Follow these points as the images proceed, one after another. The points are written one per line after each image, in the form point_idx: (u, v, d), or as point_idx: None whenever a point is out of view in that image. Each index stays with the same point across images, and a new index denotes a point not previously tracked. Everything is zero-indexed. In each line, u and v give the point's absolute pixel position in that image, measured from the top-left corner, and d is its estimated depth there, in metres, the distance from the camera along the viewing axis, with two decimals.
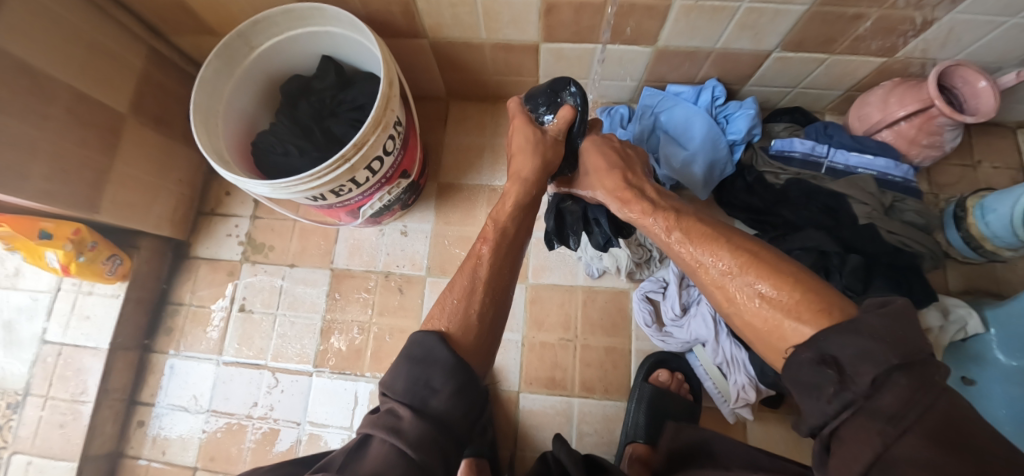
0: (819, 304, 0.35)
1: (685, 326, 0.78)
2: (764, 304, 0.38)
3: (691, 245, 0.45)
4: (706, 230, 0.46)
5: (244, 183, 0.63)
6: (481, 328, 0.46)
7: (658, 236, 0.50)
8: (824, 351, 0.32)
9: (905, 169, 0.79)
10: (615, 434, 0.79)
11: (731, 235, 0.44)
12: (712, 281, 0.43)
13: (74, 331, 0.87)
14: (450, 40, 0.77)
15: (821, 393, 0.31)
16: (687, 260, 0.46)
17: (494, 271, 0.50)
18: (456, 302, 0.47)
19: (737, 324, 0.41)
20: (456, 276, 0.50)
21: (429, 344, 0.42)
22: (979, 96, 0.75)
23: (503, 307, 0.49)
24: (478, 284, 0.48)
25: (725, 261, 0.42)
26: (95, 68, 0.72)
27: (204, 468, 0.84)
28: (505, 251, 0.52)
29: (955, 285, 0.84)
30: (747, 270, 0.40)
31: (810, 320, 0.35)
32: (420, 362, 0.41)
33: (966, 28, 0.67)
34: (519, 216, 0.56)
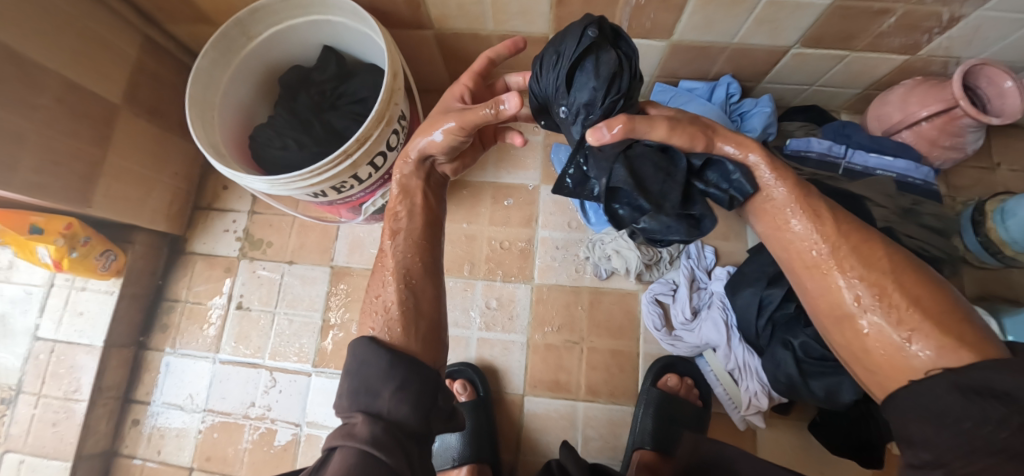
0: (977, 333, 0.34)
1: (696, 330, 0.77)
2: (914, 316, 0.35)
3: (823, 240, 0.42)
4: (843, 224, 0.42)
5: (242, 179, 0.61)
6: (405, 319, 0.44)
7: (775, 221, 0.45)
8: (978, 382, 0.30)
9: (925, 171, 0.77)
10: (621, 439, 0.78)
11: (870, 234, 0.41)
12: (836, 276, 0.40)
13: (67, 327, 0.85)
14: (455, 31, 0.74)
15: (965, 428, 0.30)
16: (807, 252, 0.43)
17: (404, 256, 0.48)
18: (376, 302, 0.45)
19: (850, 328, 0.39)
20: (371, 278, 0.48)
21: (358, 351, 0.41)
22: (1005, 97, 0.72)
23: (423, 286, 0.47)
24: (389, 275, 0.47)
25: (875, 262, 0.39)
26: (88, 56, 0.69)
27: (201, 468, 0.83)
28: (403, 236, 0.50)
29: (971, 291, 0.82)
30: (893, 274, 0.38)
31: (970, 344, 0.33)
32: (356, 368, 0.40)
33: (994, 26, 0.65)
34: (407, 198, 0.53)
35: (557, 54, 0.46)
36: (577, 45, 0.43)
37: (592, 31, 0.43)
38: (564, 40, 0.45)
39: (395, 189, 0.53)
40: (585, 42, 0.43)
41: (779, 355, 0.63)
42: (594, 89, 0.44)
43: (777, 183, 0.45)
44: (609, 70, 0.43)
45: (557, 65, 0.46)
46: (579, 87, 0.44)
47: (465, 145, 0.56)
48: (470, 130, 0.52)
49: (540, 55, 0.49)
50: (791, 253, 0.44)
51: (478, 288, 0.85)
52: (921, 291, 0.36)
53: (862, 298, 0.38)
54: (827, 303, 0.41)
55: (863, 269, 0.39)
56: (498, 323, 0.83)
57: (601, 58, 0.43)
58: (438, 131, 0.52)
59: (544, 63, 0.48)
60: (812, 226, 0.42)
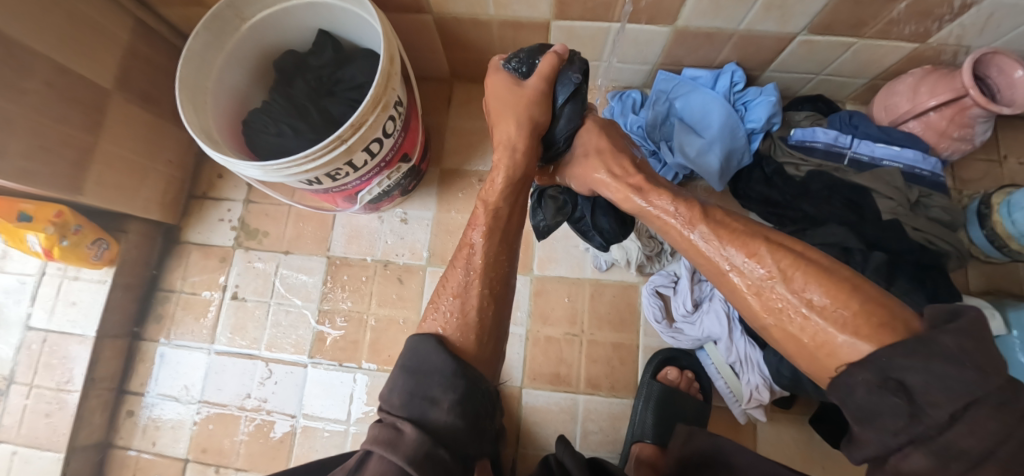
0: (880, 318, 0.31)
1: (697, 322, 0.75)
2: (815, 316, 0.34)
3: (722, 246, 0.40)
4: (737, 228, 0.41)
5: (234, 165, 0.59)
6: (481, 328, 0.44)
7: (675, 236, 0.44)
8: (886, 373, 0.29)
9: (933, 162, 0.76)
10: (621, 432, 0.77)
11: (765, 233, 0.39)
12: (749, 287, 0.38)
13: (60, 317, 0.83)
14: (455, 16, 0.72)
15: (883, 423, 0.29)
16: (715, 262, 0.41)
17: (491, 259, 0.48)
18: (450, 301, 0.45)
19: (775, 336, 0.37)
20: (448, 270, 0.48)
21: (425, 351, 0.41)
22: (1016, 87, 0.70)
23: (503, 298, 0.47)
24: (473, 277, 0.46)
25: (765, 266, 0.37)
26: (77, 39, 0.67)
27: (196, 460, 0.82)
28: (499, 237, 0.49)
29: (976, 285, 0.81)
30: (793, 273, 0.36)
31: (869, 336, 0.31)
32: (420, 369, 0.40)
33: (1007, 14, 0.63)
34: (511, 195, 0.50)
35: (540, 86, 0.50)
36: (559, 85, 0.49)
37: (577, 76, 0.48)
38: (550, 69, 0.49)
39: (503, 181, 0.49)
40: (568, 85, 0.48)
41: None
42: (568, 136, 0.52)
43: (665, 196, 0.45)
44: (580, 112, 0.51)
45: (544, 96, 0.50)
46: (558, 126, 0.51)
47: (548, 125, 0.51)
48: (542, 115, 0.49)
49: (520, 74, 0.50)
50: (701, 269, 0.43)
51: None
52: (816, 290, 0.34)
53: (768, 309, 0.37)
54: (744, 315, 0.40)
55: (757, 278, 0.38)
56: None
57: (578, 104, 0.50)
58: (539, 113, 0.48)
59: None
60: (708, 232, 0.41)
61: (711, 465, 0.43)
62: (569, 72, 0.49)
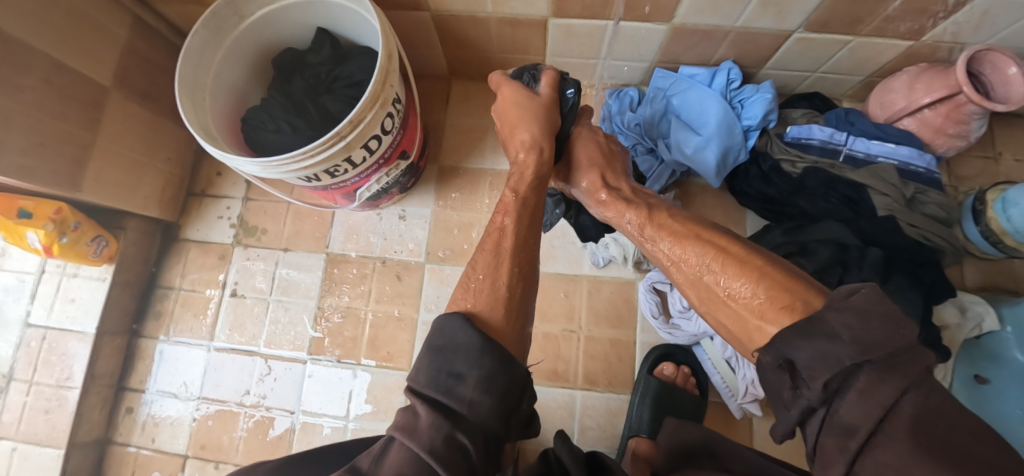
0: (782, 301, 0.33)
1: (694, 318, 0.76)
2: (734, 302, 0.37)
3: (663, 244, 0.45)
4: (677, 228, 0.45)
5: (232, 161, 0.59)
6: (510, 305, 0.42)
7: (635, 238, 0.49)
8: (783, 354, 0.31)
9: (928, 159, 0.76)
10: (618, 428, 0.77)
11: (699, 231, 0.43)
12: (687, 280, 0.42)
13: (59, 314, 0.84)
14: (453, 13, 0.72)
15: (788, 401, 0.31)
16: (661, 260, 0.45)
17: (520, 242, 0.47)
18: (480, 280, 0.43)
19: (715, 325, 0.41)
20: (477, 252, 0.46)
21: (455, 327, 0.38)
22: (1010, 84, 0.71)
23: (532, 281, 0.46)
24: (503, 256, 0.45)
25: (693, 260, 0.41)
26: (75, 36, 0.67)
27: (195, 457, 0.82)
28: (527, 223, 0.48)
29: (972, 282, 0.82)
30: (717, 264, 0.39)
31: (773, 318, 0.33)
32: (449, 348, 0.37)
33: (1002, 11, 0.64)
34: (538, 188, 0.52)
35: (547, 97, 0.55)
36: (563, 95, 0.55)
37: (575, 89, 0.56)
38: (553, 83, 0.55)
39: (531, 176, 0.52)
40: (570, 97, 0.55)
41: None
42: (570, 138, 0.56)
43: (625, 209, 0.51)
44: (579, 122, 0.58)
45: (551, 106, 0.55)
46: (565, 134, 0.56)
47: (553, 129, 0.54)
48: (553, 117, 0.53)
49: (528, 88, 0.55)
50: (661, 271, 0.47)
51: None
52: (734, 278, 0.37)
53: (701, 298, 0.41)
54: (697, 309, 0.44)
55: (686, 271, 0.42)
56: None
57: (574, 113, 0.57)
58: (551, 116, 0.53)
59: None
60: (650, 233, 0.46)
61: (704, 456, 0.44)
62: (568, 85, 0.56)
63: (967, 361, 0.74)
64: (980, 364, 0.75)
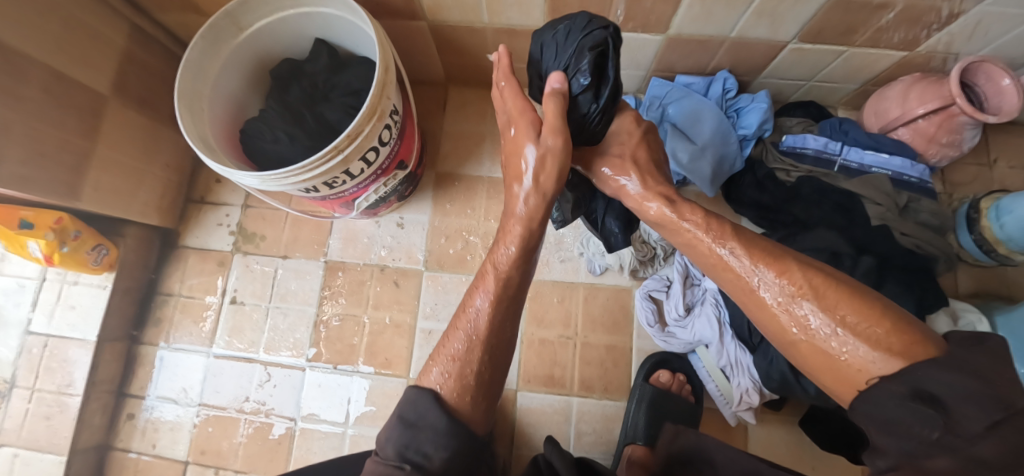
0: (910, 336, 0.32)
1: (689, 326, 0.77)
2: (845, 332, 0.34)
3: (749, 261, 0.41)
4: (767, 248, 0.42)
5: (231, 174, 0.60)
6: (478, 392, 0.42)
7: (703, 252, 0.45)
8: (915, 384, 0.29)
9: (921, 169, 0.77)
10: (614, 434, 0.78)
11: (794, 254, 0.40)
12: (776, 303, 0.38)
13: (59, 321, 0.84)
14: (449, 22, 0.73)
15: (908, 432, 0.29)
16: (742, 278, 0.41)
17: (498, 325, 0.43)
18: (450, 359, 0.42)
19: (801, 352, 0.37)
20: (451, 324, 0.45)
21: (423, 408, 0.39)
22: (1003, 95, 0.72)
23: (503, 366, 0.44)
24: (475, 343, 0.42)
25: (794, 283, 0.38)
26: (74, 45, 0.68)
27: (195, 462, 0.83)
28: (506, 305, 0.44)
29: (965, 288, 0.83)
30: (823, 292, 0.36)
31: (901, 353, 0.31)
32: (418, 423, 0.39)
33: (995, 22, 0.64)
34: (524, 264, 0.46)
35: (553, 61, 0.50)
36: (568, 62, 0.48)
37: (586, 56, 0.46)
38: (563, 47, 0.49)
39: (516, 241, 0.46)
40: (574, 66, 0.47)
41: (772, 353, 0.65)
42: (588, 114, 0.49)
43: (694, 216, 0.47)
44: (591, 97, 0.48)
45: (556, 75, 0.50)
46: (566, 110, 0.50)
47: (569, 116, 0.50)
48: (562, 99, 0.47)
49: (541, 49, 0.51)
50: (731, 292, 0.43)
51: None
52: (846, 307, 0.35)
53: (798, 325, 0.37)
54: (772, 334, 0.40)
55: (783, 292, 0.38)
56: None
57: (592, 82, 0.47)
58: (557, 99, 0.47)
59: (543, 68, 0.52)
60: (735, 250, 0.42)
61: (695, 463, 0.44)
62: (580, 48, 0.47)
63: None
64: None
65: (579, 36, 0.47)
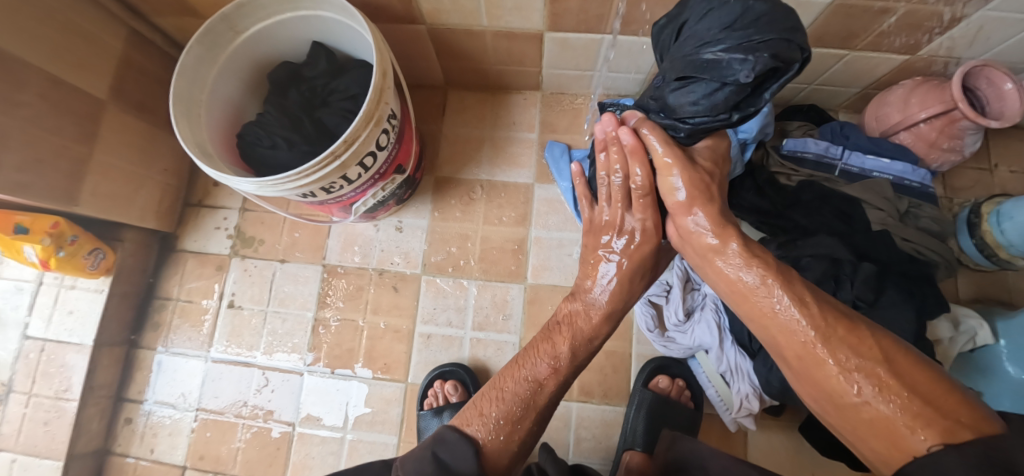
0: (975, 412, 0.33)
1: (689, 332, 0.76)
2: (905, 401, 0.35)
3: (810, 324, 0.43)
4: (833, 313, 0.43)
5: (228, 180, 0.59)
6: (512, 458, 0.47)
7: (763, 309, 0.47)
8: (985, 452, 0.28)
9: (922, 174, 0.77)
10: (614, 439, 0.78)
11: (859, 321, 0.42)
12: (837, 368, 0.40)
13: (57, 326, 0.84)
14: (448, 26, 0.72)
15: None
16: (802, 338, 0.43)
17: (548, 402, 0.50)
18: (501, 419, 0.47)
19: (863, 417, 0.38)
20: (505, 378, 0.51)
21: (461, 454, 0.43)
22: (1005, 99, 0.71)
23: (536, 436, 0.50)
24: (530, 410, 0.49)
25: (858, 351, 0.39)
26: (70, 50, 0.67)
27: (194, 467, 0.83)
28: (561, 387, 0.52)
29: (966, 293, 0.82)
30: (883, 362, 0.38)
31: (968, 425, 0.32)
32: (450, 463, 0.42)
33: (997, 26, 0.63)
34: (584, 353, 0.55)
35: (720, 30, 0.45)
36: (738, 44, 0.44)
37: (764, 54, 0.42)
38: (742, 23, 0.43)
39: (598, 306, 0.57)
40: (741, 56, 0.43)
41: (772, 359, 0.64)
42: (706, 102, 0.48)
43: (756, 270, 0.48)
44: (727, 97, 0.47)
45: (713, 44, 0.45)
46: (691, 89, 0.48)
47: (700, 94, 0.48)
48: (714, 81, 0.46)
49: (718, 6, 0.45)
50: (786, 347, 0.44)
51: (472, 288, 0.86)
52: (912, 379, 0.36)
53: (861, 388, 0.38)
54: (824, 393, 0.41)
55: (855, 355, 0.39)
56: (492, 323, 0.85)
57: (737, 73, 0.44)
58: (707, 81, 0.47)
59: (702, 26, 0.46)
60: (801, 311, 0.44)
61: (685, 468, 0.44)
62: (762, 43, 0.43)
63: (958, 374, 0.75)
64: (974, 378, 0.74)
65: (769, 29, 0.42)
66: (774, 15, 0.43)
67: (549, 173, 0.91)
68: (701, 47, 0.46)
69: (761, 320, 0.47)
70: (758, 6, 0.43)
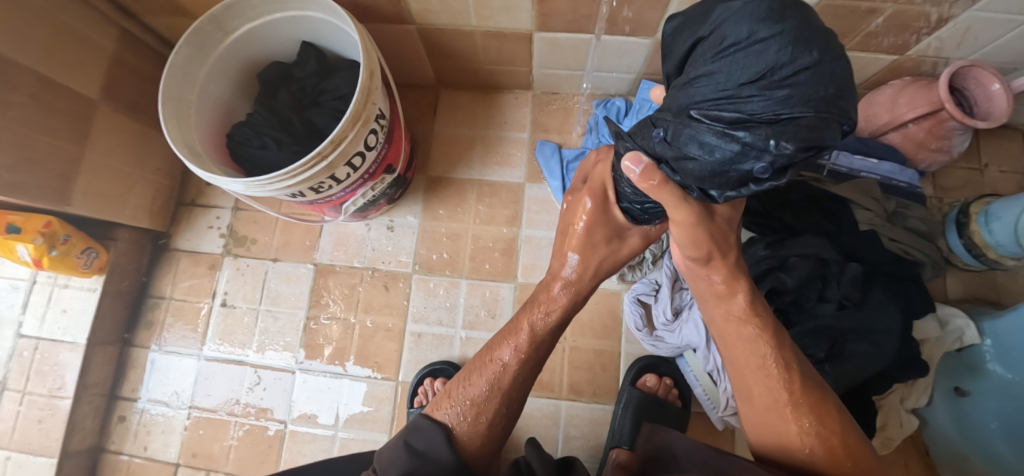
0: None
1: (677, 331, 0.76)
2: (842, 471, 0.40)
3: (789, 386, 0.46)
4: (807, 381, 0.47)
5: (217, 180, 0.60)
6: (487, 438, 0.49)
7: (745, 358, 0.49)
8: None
9: (909, 174, 0.77)
10: (602, 437, 0.79)
11: (825, 396, 0.46)
12: (797, 429, 0.44)
13: (51, 325, 0.84)
14: (438, 26, 0.72)
15: None
16: (777, 395, 0.46)
17: (517, 381, 0.52)
18: (468, 404, 0.50)
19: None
20: (475, 367, 0.53)
21: (432, 440, 0.47)
22: (992, 100, 0.71)
23: (513, 416, 0.52)
24: (495, 393, 0.50)
25: (819, 423, 0.44)
26: (61, 50, 0.67)
27: (187, 464, 0.84)
28: (531, 364, 0.53)
29: (955, 293, 0.83)
30: (835, 439, 0.43)
31: None
32: (423, 450, 0.46)
33: (984, 27, 0.63)
34: (556, 327, 0.55)
35: (737, 85, 0.26)
36: (758, 118, 0.26)
37: (794, 144, 0.26)
38: (773, 83, 0.25)
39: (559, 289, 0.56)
40: (761, 141, 0.26)
41: None
42: (705, 179, 0.32)
43: (748, 320, 0.49)
44: (737, 181, 0.30)
45: (724, 104, 0.27)
46: (690, 163, 0.32)
47: (695, 171, 0.32)
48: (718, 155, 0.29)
49: (744, 38, 0.26)
50: (756, 399, 0.47)
51: (463, 286, 0.87)
52: (853, 455, 0.42)
53: (811, 451, 0.43)
54: (774, 443, 0.45)
55: (816, 424, 0.44)
56: (482, 322, 0.85)
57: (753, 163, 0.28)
58: (707, 152, 0.29)
59: (712, 65, 0.28)
60: (783, 371, 0.47)
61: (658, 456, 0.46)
62: (796, 123, 0.25)
63: (945, 374, 0.76)
64: (962, 378, 0.75)
65: (814, 100, 0.25)
66: (827, 68, 0.25)
67: (540, 173, 0.91)
68: (706, 106, 0.28)
69: (738, 367, 0.49)
70: (807, 54, 0.24)
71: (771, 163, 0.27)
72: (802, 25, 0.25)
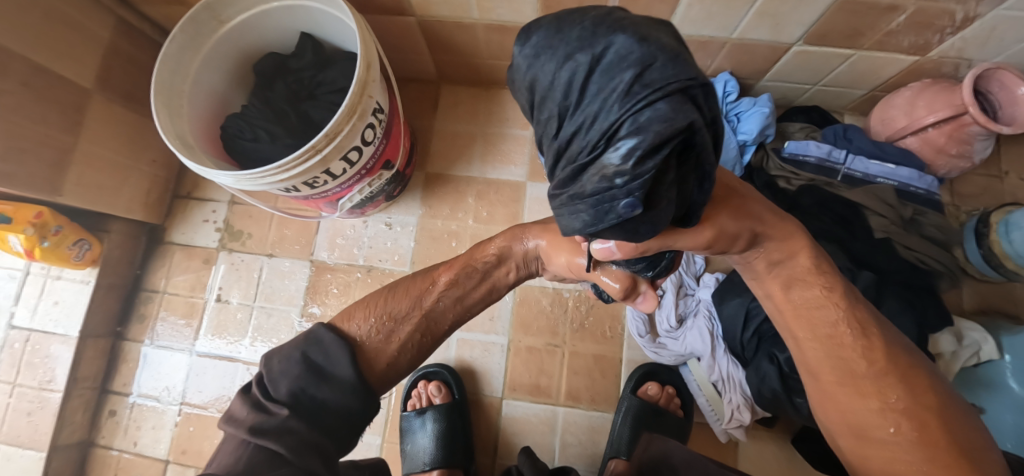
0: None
1: (680, 338, 0.75)
2: (922, 452, 0.37)
3: (867, 359, 0.41)
4: (892, 351, 0.41)
5: (206, 172, 0.58)
6: (397, 359, 0.43)
7: (805, 342, 0.45)
8: None
9: (928, 180, 0.74)
10: (600, 446, 0.76)
11: (913, 369, 0.40)
12: (877, 407, 0.40)
13: (42, 316, 0.83)
14: (439, 18, 0.70)
15: None
16: (856, 367, 0.41)
17: (441, 306, 0.46)
18: (383, 319, 0.43)
19: (873, 457, 0.40)
20: (399, 287, 0.46)
21: (333, 354, 0.39)
22: (1017, 104, 0.69)
23: (430, 347, 0.46)
24: (415, 313, 0.44)
25: (902, 399, 0.39)
26: (53, 38, 0.66)
27: (176, 461, 0.82)
28: (460, 292, 0.47)
29: (969, 305, 0.79)
30: (923, 417, 0.38)
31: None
32: (321, 365, 0.38)
33: (1011, 28, 0.60)
34: (495, 263, 0.50)
35: (555, 135, 0.25)
36: (587, 155, 0.23)
37: (630, 164, 0.21)
38: (573, 114, 0.23)
39: (495, 248, 0.51)
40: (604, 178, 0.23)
41: (764, 368, 0.61)
42: (620, 233, 0.28)
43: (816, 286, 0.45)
44: (640, 220, 0.26)
45: (561, 163, 0.26)
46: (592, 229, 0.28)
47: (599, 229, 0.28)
48: (589, 208, 0.26)
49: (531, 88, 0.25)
50: (825, 374, 0.44)
51: None
52: (943, 435, 0.37)
53: (894, 430, 0.39)
54: (847, 419, 0.42)
55: (904, 400, 0.39)
56: (479, 325, 0.82)
57: (620, 204, 0.23)
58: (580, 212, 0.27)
59: (539, 132, 0.27)
60: (860, 343, 0.41)
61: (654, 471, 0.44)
62: (617, 140, 0.22)
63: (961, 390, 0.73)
64: (976, 392, 0.72)
65: (615, 104, 0.21)
66: (608, 65, 0.21)
67: (541, 171, 0.89)
68: (553, 168, 0.27)
69: (800, 341, 0.46)
70: (579, 63, 0.22)
71: (628, 192, 0.23)
72: (559, 39, 0.23)
